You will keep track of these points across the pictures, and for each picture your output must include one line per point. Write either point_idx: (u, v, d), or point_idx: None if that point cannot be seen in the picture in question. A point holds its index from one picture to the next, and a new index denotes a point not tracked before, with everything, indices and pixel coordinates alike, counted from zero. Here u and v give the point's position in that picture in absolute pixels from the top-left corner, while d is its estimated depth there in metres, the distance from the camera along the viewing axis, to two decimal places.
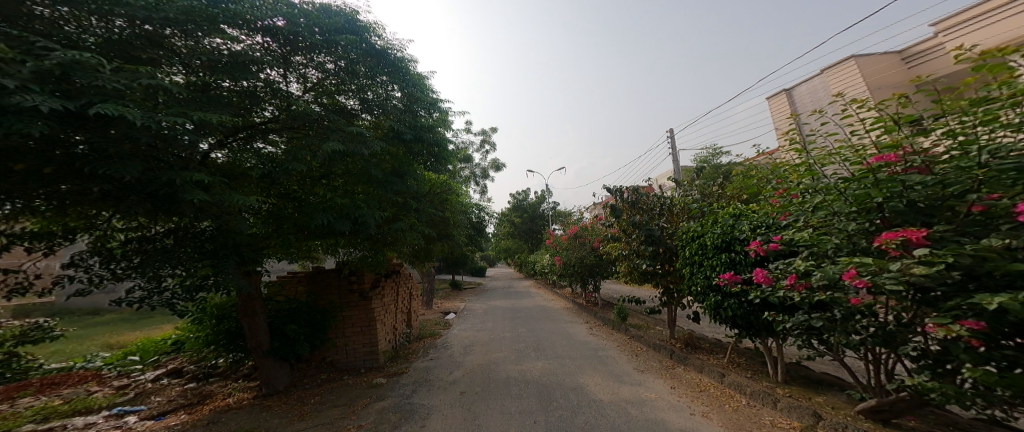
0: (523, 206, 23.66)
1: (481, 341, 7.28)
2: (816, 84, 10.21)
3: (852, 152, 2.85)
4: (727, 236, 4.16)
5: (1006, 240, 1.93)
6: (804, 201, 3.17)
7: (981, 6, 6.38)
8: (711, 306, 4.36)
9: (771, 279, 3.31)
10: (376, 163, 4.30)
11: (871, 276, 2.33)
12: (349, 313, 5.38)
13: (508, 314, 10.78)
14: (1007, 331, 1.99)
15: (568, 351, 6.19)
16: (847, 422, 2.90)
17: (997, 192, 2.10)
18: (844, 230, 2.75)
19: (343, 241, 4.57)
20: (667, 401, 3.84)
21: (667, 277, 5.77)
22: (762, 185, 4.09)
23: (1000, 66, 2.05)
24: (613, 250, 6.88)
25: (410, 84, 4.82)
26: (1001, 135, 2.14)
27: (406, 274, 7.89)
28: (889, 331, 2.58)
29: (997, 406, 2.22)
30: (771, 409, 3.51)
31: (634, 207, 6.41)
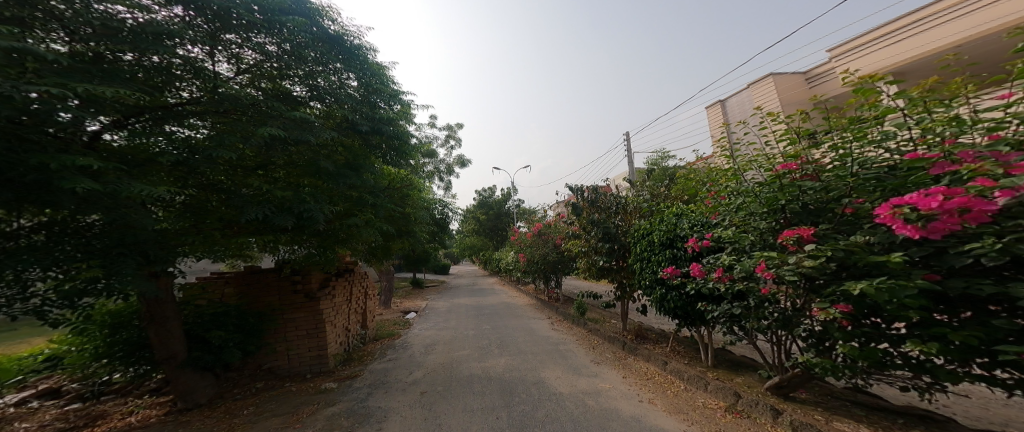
0: (488, 203, 23.37)
1: (444, 339, 7.10)
2: (743, 98, 11.43)
3: (767, 160, 3.22)
4: (671, 234, 4.49)
5: (867, 236, 2.31)
6: (730, 202, 3.48)
7: (861, 38, 7.62)
8: (657, 299, 4.67)
9: (704, 272, 3.62)
10: (320, 153, 3.97)
11: (776, 268, 2.67)
12: (292, 316, 4.92)
13: (472, 311, 10.62)
14: (866, 312, 2.39)
15: (527, 347, 6.24)
16: (759, 399, 3.29)
17: (863, 197, 2.51)
18: (758, 228, 3.10)
19: (284, 239, 4.17)
20: (618, 390, 4.06)
21: (621, 273, 6.08)
22: (699, 187, 4.46)
23: (871, 91, 2.44)
24: (573, 247, 7.07)
25: (368, 74, 4.55)
26: (870, 150, 2.56)
27: (361, 272, 7.45)
28: (787, 315, 2.97)
29: (862, 375, 2.66)
30: (702, 391, 3.87)
31: (593, 206, 6.64)
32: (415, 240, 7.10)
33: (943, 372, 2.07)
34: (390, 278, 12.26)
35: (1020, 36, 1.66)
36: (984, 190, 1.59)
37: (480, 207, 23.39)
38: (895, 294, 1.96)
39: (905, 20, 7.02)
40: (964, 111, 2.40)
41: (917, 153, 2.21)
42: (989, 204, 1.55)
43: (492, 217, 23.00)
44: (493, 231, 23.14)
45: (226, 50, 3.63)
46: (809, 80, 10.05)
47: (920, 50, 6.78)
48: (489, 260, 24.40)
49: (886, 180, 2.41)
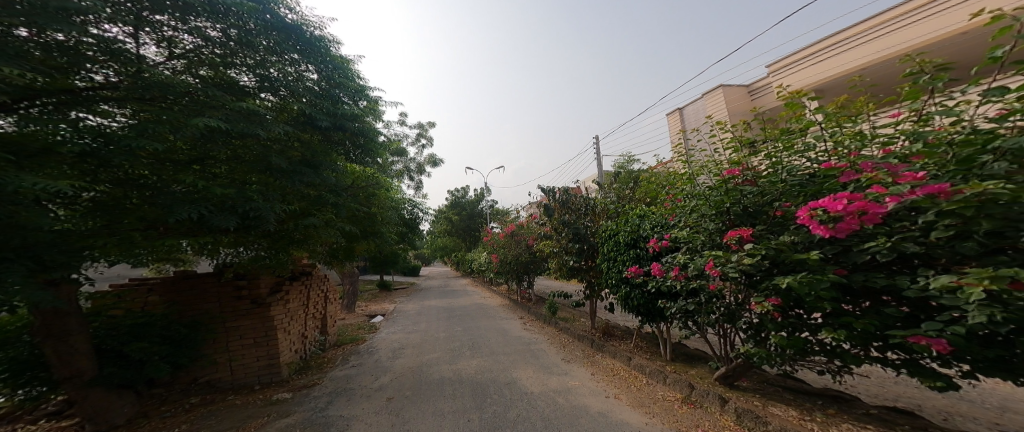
0: (461, 203, 22.72)
1: (415, 341, 6.73)
2: (697, 107, 12.20)
3: (715, 167, 3.41)
4: (635, 234, 4.61)
5: (793, 236, 2.53)
6: (685, 204, 3.61)
7: (793, 56, 8.43)
8: (622, 297, 4.82)
9: (663, 270, 3.74)
10: (282, 148, 3.64)
11: (721, 265, 2.80)
12: (236, 324, 4.51)
13: (444, 313, 10.25)
14: (791, 304, 2.61)
15: (498, 347, 6.11)
16: (711, 389, 3.45)
17: (790, 201, 2.75)
18: (707, 229, 3.26)
19: (225, 241, 3.75)
20: (587, 387, 4.08)
21: (590, 272, 6.17)
22: (659, 190, 4.63)
23: (796, 105, 2.69)
24: (544, 248, 7.06)
25: (330, 67, 4.23)
26: (795, 158, 2.82)
27: (321, 274, 6.85)
28: (732, 309, 3.17)
29: (793, 362, 2.91)
30: (662, 384, 4.00)
31: (564, 207, 6.69)
32: (381, 241, 6.63)
33: (849, 356, 2.33)
34: (355, 280, 11.58)
35: (907, 62, 1.85)
36: (878, 196, 1.70)
37: (452, 207, 22.77)
38: (812, 287, 2.15)
39: (822, 44, 7.91)
40: (865, 126, 2.73)
41: (832, 162, 2.46)
42: (881, 208, 1.66)
43: (466, 217, 22.45)
44: (465, 232, 22.59)
45: (154, 31, 3.13)
46: (751, 93, 10.93)
47: (834, 71, 7.63)
48: (460, 261, 23.88)
49: (807, 185, 2.66)
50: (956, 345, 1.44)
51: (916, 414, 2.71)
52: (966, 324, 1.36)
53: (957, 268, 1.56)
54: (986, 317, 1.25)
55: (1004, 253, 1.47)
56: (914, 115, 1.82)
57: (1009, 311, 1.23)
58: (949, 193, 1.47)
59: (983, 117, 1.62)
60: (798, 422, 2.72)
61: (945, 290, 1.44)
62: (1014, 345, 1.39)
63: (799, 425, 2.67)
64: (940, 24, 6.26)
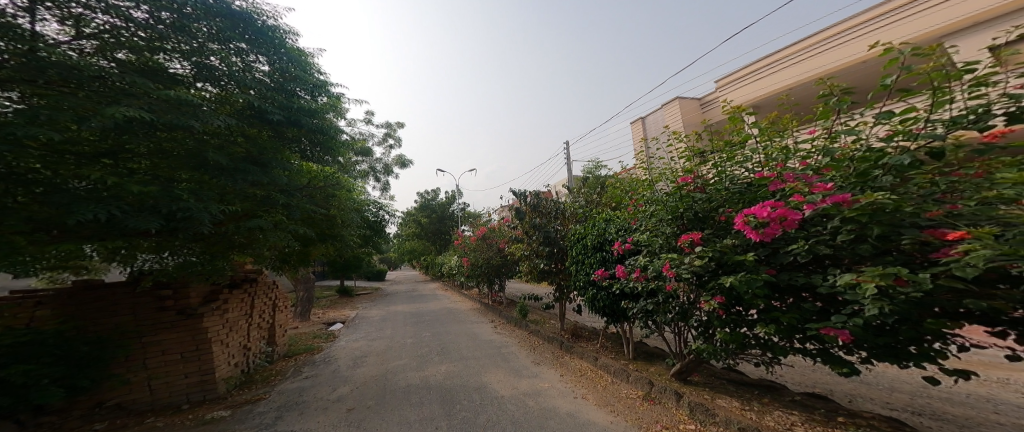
0: (430, 206, 22.17)
1: (378, 349, 6.41)
2: (658, 116, 12.84)
3: (670, 174, 3.58)
4: (601, 237, 4.68)
5: (734, 240, 2.74)
6: (645, 209, 3.75)
7: (734, 74, 9.28)
8: (590, 298, 4.95)
9: (626, 272, 3.84)
10: (224, 142, 3.38)
11: (676, 266, 2.91)
12: (158, 338, 3.90)
13: (411, 318, 9.89)
14: (734, 303, 2.80)
15: (466, 351, 5.95)
16: (668, 385, 3.61)
17: (732, 207, 2.97)
18: (664, 233, 3.36)
19: (144, 246, 3.18)
20: (556, 388, 4.09)
21: (560, 275, 6.19)
22: (622, 195, 4.77)
23: (737, 119, 2.92)
24: (516, 251, 6.99)
25: (285, 59, 3.96)
26: (736, 168, 3.05)
27: (269, 281, 6.24)
28: (684, 308, 3.34)
29: (736, 356, 3.12)
30: (626, 382, 4.11)
31: (535, 211, 6.67)
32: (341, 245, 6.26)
33: (779, 349, 2.55)
34: (312, 285, 10.81)
35: (822, 85, 2.08)
36: (797, 203, 1.88)
37: (422, 209, 22.11)
38: (749, 285, 2.35)
39: (757, 64, 8.72)
40: (792, 140, 3.02)
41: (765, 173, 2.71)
42: (798, 215, 1.87)
43: (436, 220, 21.82)
44: (435, 235, 21.92)
45: (58, 6, 2.74)
46: (704, 106, 11.74)
47: (765, 90, 8.50)
48: (429, 265, 23.17)
49: (745, 193, 2.90)
50: (856, 335, 1.64)
51: (835, 399, 3.02)
52: (862, 316, 1.54)
53: (858, 267, 1.77)
54: (878, 310, 1.43)
55: (891, 253, 1.68)
56: (829, 133, 2.05)
57: (894, 304, 1.42)
58: (851, 202, 1.66)
59: (878, 136, 1.86)
60: (739, 411, 2.93)
61: (847, 287, 1.63)
62: (901, 334, 1.60)
63: (741, 414, 2.87)
64: (844, 53, 7.13)
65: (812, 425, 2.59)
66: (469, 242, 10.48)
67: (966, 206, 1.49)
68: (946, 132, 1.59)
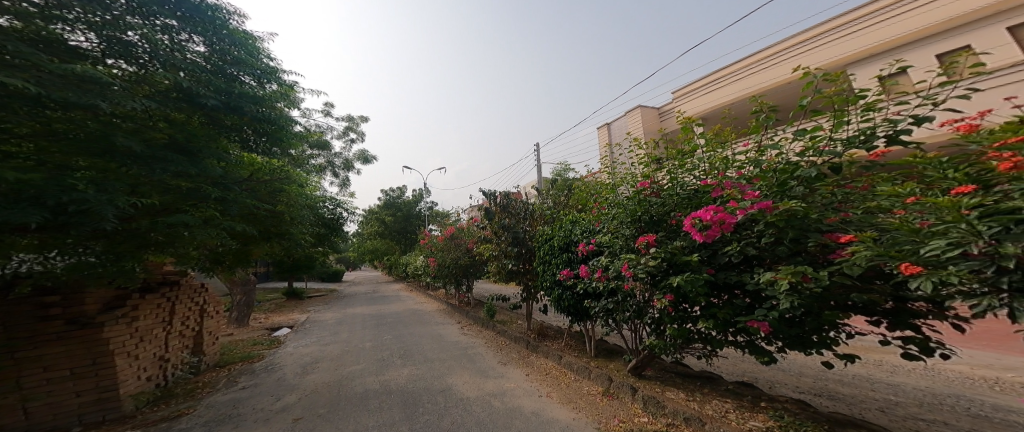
0: (394, 204, 21.40)
1: (331, 355, 6.07)
2: (623, 123, 13.36)
3: (630, 180, 3.73)
4: (567, 238, 4.71)
5: (683, 242, 2.91)
6: (607, 212, 3.86)
7: (689, 86, 9.90)
8: (555, 298, 5.01)
9: (589, 273, 3.94)
10: (139, 127, 2.83)
11: (633, 266, 3.03)
12: (38, 352, 3.15)
13: (371, 321, 9.45)
14: (682, 302, 2.97)
15: (428, 354, 5.78)
16: (625, 381, 3.75)
17: (684, 212, 3.16)
18: (624, 235, 3.47)
19: (20, 245, 2.61)
20: (522, 388, 4.08)
21: (527, 275, 6.17)
22: (587, 198, 4.87)
23: (688, 129, 3.12)
24: (484, 252, 6.88)
25: (225, 40, 3.59)
26: (686, 175, 3.25)
27: (196, 283, 5.53)
28: (639, 307, 3.49)
29: (684, 350, 3.32)
30: (587, 379, 4.21)
31: (504, 211, 6.56)
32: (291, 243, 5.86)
33: (718, 342, 2.77)
34: (252, 288, 9.89)
35: (755, 101, 2.29)
36: (732, 208, 2.05)
37: (386, 207, 21.31)
38: (693, 284, 2.52)
39: (708, 78, 9.36)
40: (734, 151, 3.27)
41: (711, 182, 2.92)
42: (733, 218, 2.02)
43: (401, 218, 21.11)
44: (400, 234, 21.19)
45: None
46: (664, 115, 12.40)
47: (714, 103, 9.18)
48: (392, 265, 22.33)
49: (694, 198, 3.10)
50: (775, 327, 1.84)
51: (766, 387, 3.33)
52: (778, 309, 1.74)
53: (777, 267, 1.98)
54: (791, 304, 1.61)
55: (801, 254, 1.91)
56: (761, 145, 2.25)
57: (802, 299, 1.61)
58: (772, 209, 1.86)
59: (795, 151, 2.08)
60: (685, 402, 3.13)
61: (768, 284, 1.82)
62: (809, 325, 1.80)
63: (687, 405, 3.07)
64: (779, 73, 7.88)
65: (742, 411, 2.85)
66: (437, 242, 10.14)
67: (855, 214, 1.73)
68: (846, 150, 1.82)
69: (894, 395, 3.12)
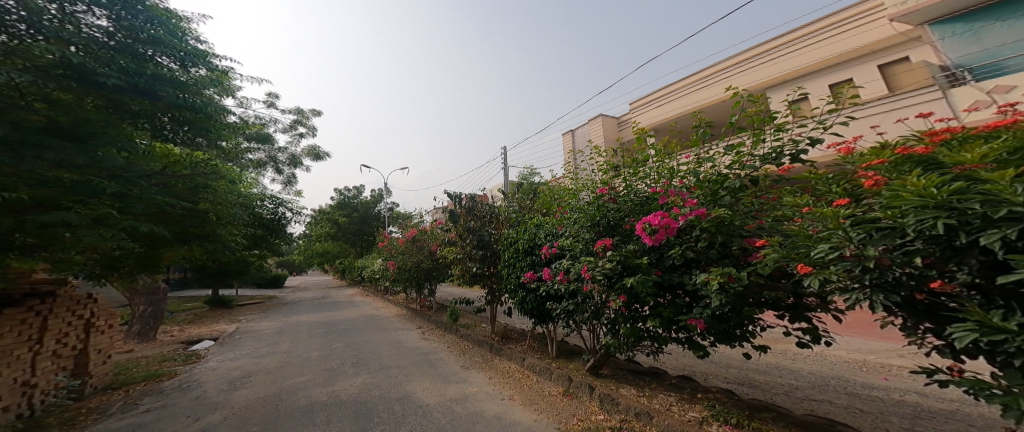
0: (350, 204, 20.41)
1: (267, 368, 5.42)
2: (586, 130, 13.82)
3: (590, 186, 3.86)
4: (531, 242, 4.72)
5: (636, 245, 3.06)
6: (569, 217, 3.94)
7: (646, 98, 10.45)
8: (518, 301, 4.99)
9: (551, 276, 3.98)
10: (6, 107, 2.23)
11: (591, 269, 3.12)
12: None
13: (322, 329, 8.85)
14: (634, 303, 3.13)
15: (384, 362, 5.52)
16: (584, 380, 3.84)
17: (637, 218, 3.32)
18: (585, 238, 3.55)
19: None
20: (485, 392, 4.02)
21: (492, 279, 6.11)
22: (551, 202, 4.93)
23: (642, 140, 3.31)
24: (448, 254, 6.71)
25: (135, 12, 2.99)
26: (640, 183, 3.43)
27: (82, 292, 4.38)
28: (596, 309, 3.59)
29: (637, 349, 3.49)
30: (549, 380, 4.26)
31: (469, 214, 6.41)
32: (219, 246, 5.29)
33: (663, 339, 2.95)
34: (160, 298, 8.18)
35: (697, 117, 2.48)
36: (675, 214, 2.21)
37: (342, 208, 20.42)
38: (642, 285, 2.68)
39: (663, 91, 9.94)
40: (683, 161, 3.50)
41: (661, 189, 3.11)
42: (675, 223, 2.18)
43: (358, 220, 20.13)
44: (358, 237, 20.17)
45: None
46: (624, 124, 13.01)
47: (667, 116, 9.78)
48: (344, 269, 21.14)
49: (645, 205, 3.28)
50: (709, 323, 2.01)
51: (706, 380, 3.61)
52: (710, 307, 1.91)
53: (710, 269, 2.17)
54: (720, 302, 1.78)
55: (728, 257, 2.11)
56: (701, 157, 2.44)
57: (727, 296, 1.78)
58: (705, 216, 2.04)
59: (726, 163, 2.31)
60: (637, 398, 3.28)
61: (702, 284, 1.99)
62: (732, 321, 2.02)
63: (639, 401, 3.22)
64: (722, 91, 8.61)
65: (682, 403, 3.07)
66: (397, 245, 9.72)
67: (766, 222, 1.99)
68: (763, 164, 2.08)
69: (795, 380, 3.64)
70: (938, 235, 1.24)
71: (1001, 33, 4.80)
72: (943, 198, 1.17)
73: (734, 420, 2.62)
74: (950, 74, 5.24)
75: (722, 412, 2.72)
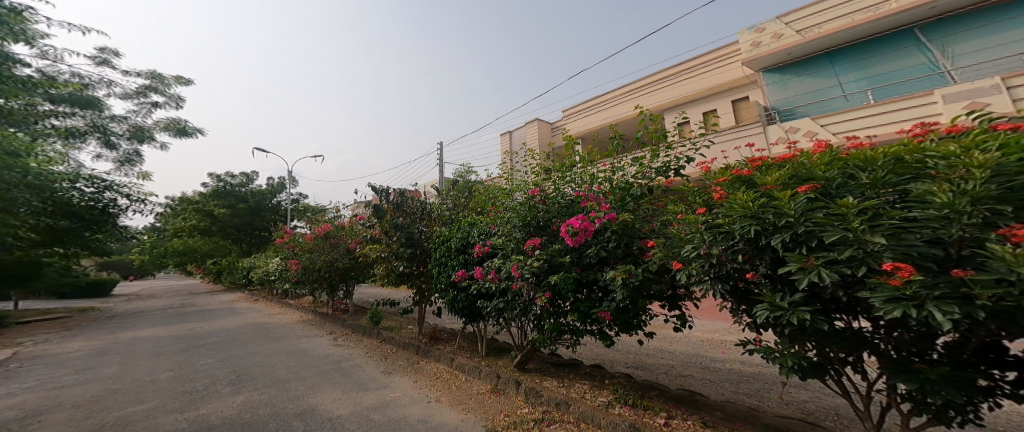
0: (234, 193, 17.08)
1: (76, 401, 3.54)
2: (522, 133, 14.22)
3: (522, 187, 3.96)
4: (464, 240, 4.66)
5: (559, 245, 3.23)
6: (501, 216, 3.99)
7: (575, 107, 11.12)
8: (448, 301, 4.90)
9: (483, 274, 3.98)
10: None
11: (521, 266, 3.19)
12: None
13: (209, 333, 7.49)
14: (558, 300, 3.30)
15: (279, 372, 4.58)
16: (511, 376, 3.93)
17: (563, 219, 3.53)
18: (515, 237, 3.62)
19: None
20: (409, 396, 3.86)
21: (421, 278, 5.92)
22: (486, 201, 4.94)
23: (571, 147, 3.55)
24: (370, 252, 6.27)
25: None
26: (567, 186, 3.66)
27: None
28: (525, 306, 3.67)
29: (561, 342, 3.68)
30: (477, 378, 4.27)
31: (398, 210, 6.05)
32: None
33: (580, 331, 3.20)
34: None
35: (614, 129, 2.74)
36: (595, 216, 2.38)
37: (220, 197, 16.82)
38: (564, 282, 2.86)
39: (590, 103, 10.70)
40: (604, 169, 3.81)
41: (583, 193, 3.37)
42: (593, 224, 2.35)
43: (247, 211, 16.95)
44: (246, 231, 17.21)
45: None
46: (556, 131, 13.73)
47: (592, 125, 10.51)
48: (218, 273, 17.42)
49: (570, 206, 3.52)
50: (613, 315, 2.25)
51: (616, 368, 3.99)
52: (614, 301, 2.15)
53: (616, 266, 2.41)
54: (620, 295, 2.00)
55: (629, 256, 2.37)
56: (614, 165, 2.70)
57: (624, 290, 2.02)
58: (616, 219, 2.29)
59: (632, 173, 2.62)
60: (557, 389, 3.49)
61: (610, 281, 2.22)
62: (632, 311, 2.28)
63: (561, 392, 3.41)
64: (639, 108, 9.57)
65: (594, 390, 3.37)
66: (304, 242, 8.52)
67: (656, 225, 2.29)
68: (656, 175, 2.46)
69: (670, 359, 4.29)
70: (751, 237, 1.58)
71: (799, 85, 6.71)
72: (755, 207, 1.53)
73: (631, 401, 2.97)
74: (768, 115, 6.80)
75: (623, 394, 3.06)
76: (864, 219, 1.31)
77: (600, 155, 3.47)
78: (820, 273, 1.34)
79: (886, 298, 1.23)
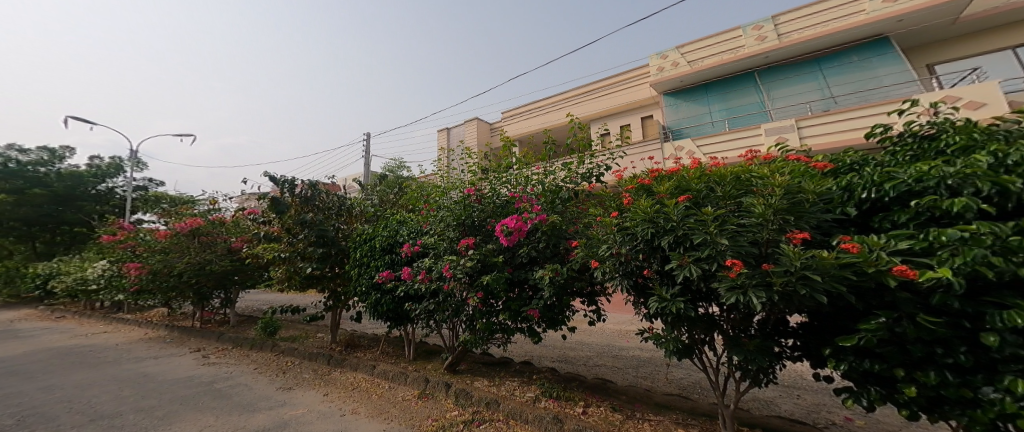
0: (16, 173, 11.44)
1: None
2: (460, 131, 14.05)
3: (456, 186, 3.88)
4: (392, 239, 4.41)
5: (493, 244, 3.27)
6: (434, 215, 3.86)
7: (513, 110, 11.37)
8: (371, 304, 4.58)
9: (412, 275, 3.83)
10: None
11: (454, 266, 3.14)
12: None
13: (30, 352, 5.77)
14: (490, 299, 3.32)
15: (98, 409, 3.50)
16: (441, 380, 3.86)
17: (497, 219, 3.57)
18: (449, 237, 3.55)
19: None
20: (317, 411, 3.55)
21: (335, 281, 5.48)
22: (417, 198, 4.74)
23: (507, 148, 3.61)
24: (265, 253, 5.45)
25: None
26: (502, 187, 3.70)
27: None
28: (456, 306, 3.60)
29: (494, 341, 3.68)
30: (403, 384, 4.11)
31: (307, 204, 5.32)
32: None
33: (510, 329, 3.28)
34: None
35: (547, 134, 2.87)
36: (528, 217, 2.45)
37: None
38: (497, 281, 2.90)
39: (526, 108, 11.03)
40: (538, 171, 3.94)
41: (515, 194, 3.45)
42: (525, 225, 2.42)
43: (49, 199, 11.40)
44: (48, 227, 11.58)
45: None
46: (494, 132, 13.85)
47: (528, 129, 10.83)
48: None
49: (505, 206, 3.58)
50: (541, 312, 2.33)
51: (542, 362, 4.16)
52: (539, 299, 2.25)
53: (544, 265, 2.52)
54: (546, 291, 2.10)
55: (557, 255, 2.51)
56: (546, 169, 2.82)
57: (550, 286, 2.13)
58: (546, 221, 2.40)
59: (562, 177, 2.79)
60: (488, 388, 3.53)
61: (540, 279, 2.32)
62: (558, 308, 2.41)
63: (490, 391, 3.45)
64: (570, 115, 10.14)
65: (522, 385, 3.50)
66: (150, 240, 6.60)
67: (579, 227, 2.45)
68: (582, 180, 2.69)
69: (588, 350, 4.65)
70: (648, 238, 1.78)
71: (688, 108, 7.69)
72: (651, 211, 1.74)
73: (555, 394, 3.14)
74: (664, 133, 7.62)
75: (549, 388, 3.22)
76: (718, 225, 1.56)
77: (534, 158, 3.60)
78: (689, 269, 1.57)
79: (727, 288, 1.49)
